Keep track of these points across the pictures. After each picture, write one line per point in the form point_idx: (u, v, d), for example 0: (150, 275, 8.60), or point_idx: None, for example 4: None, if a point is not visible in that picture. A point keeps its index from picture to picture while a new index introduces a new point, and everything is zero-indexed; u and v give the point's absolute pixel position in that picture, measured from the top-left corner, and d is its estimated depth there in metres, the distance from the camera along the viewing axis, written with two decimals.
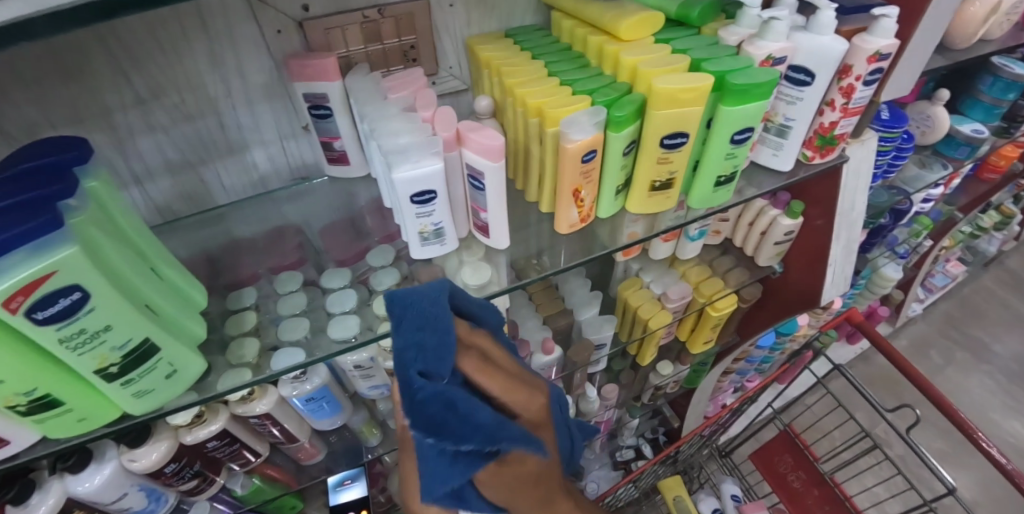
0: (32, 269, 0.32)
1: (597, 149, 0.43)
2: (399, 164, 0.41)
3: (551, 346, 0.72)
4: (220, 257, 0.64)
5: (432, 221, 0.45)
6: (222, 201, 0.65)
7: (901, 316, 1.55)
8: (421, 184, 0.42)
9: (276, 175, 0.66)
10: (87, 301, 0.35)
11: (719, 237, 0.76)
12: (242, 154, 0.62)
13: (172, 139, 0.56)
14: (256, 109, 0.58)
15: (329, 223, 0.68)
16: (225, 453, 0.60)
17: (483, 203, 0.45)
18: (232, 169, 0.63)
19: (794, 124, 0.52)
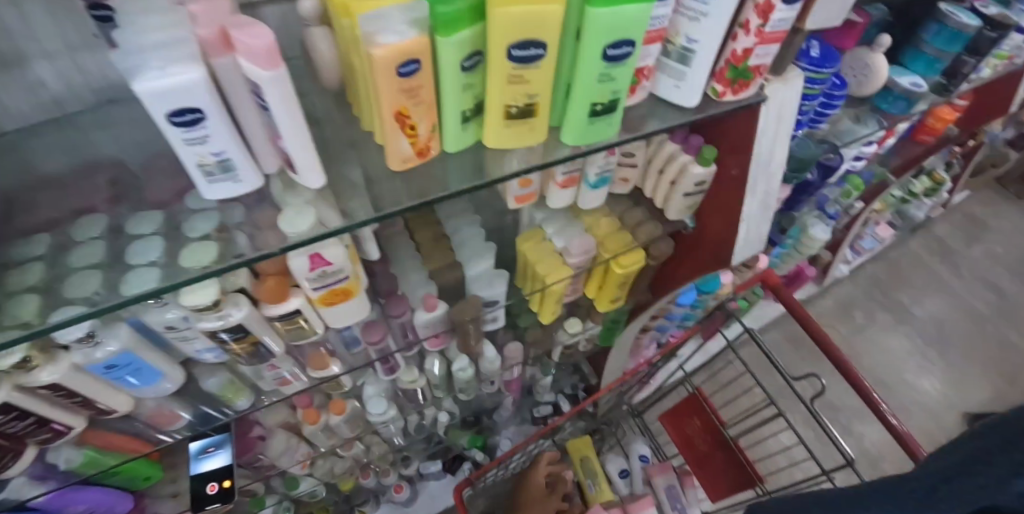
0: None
1: (422, 59, 0.32)
2: (139, 71, 0.30)
3: (432, 302, 0.64)
4: (14, 198, 0.50)
5: (211, 149, 0.36)
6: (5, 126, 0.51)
7: (829, 276, 1.56)
8: (176, 100, 0.31)
9: (77, 98, 0.51)
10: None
11: (627, 185, 0.66)
12: (23, 72, 0.46)
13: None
14: (27, 13, 0.42)
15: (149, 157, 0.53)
16: (19, 428, 0.50)
17: (276, 129, 0.36)
18: (15, 88, 0.47)
19: (698, 46, 0.43)
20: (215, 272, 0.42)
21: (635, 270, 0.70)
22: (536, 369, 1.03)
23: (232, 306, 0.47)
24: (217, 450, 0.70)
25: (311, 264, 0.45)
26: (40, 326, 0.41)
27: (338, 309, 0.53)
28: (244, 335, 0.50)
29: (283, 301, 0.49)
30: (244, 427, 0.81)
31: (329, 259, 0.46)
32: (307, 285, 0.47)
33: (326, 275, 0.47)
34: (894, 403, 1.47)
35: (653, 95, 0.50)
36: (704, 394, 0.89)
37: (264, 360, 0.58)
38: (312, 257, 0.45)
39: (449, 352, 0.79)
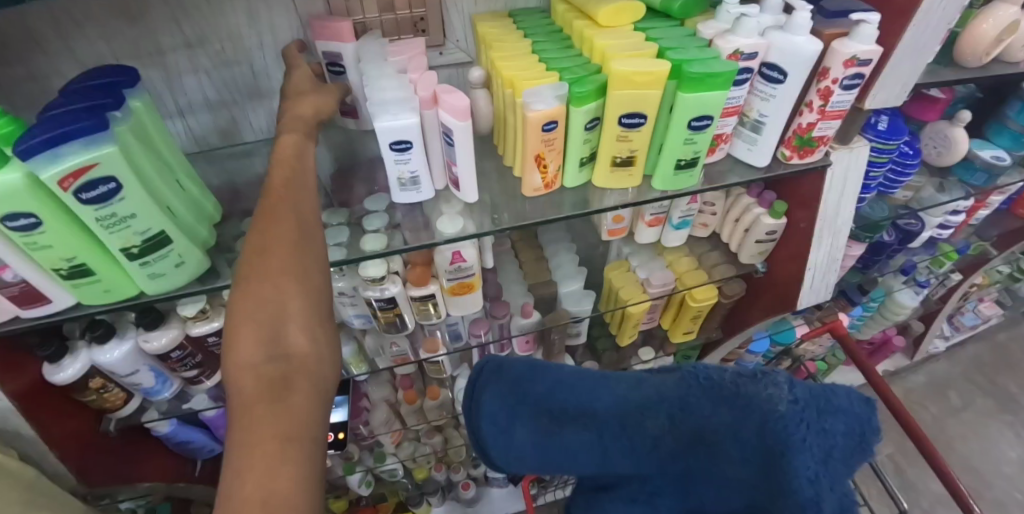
0: (76, 159, 0.40)
1: (558, 121, 0.47)
2: (380, 115, 0.46)
3: (529, 311, 0.77)
4: (244, 189, 0.69)
5: (409, 168, 0.49)
6: (249, 138, 0.73)
7: (921, 350, 1.50)
8: (397, 135, 0.46)
9: None
10: (120, 190, 0.44)
11: (707, 230, 0.77)
12: (269, 100, 0.68)
13: (212, 80, 0.64)
14: (283, 62, 0.64)
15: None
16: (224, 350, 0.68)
17: (454, 157, 0.49)
18: (262, 112, 0.70)
19: (767, 120, 0.54)
20: (383, 254, 0.56)
21: (707, 305, 0.80)
22: None
23: (390, 282, 0.61)
24: (337, 407, 0.88)
25: (452, 259, 0.60)
26: None
27: (461, 299, 0.67)
28: (393, 307, 0.63)
29: (425, 284, 0.63)
30: (357, 396, 0.95)
31: (466, 257, 0.61)
32: (444, 276, 0.62)
33: (460, 269, 0.62)
34: (989, 497, 1.36)
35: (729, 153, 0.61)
36: None
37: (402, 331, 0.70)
38: (453, 254, 0.60)
39: None
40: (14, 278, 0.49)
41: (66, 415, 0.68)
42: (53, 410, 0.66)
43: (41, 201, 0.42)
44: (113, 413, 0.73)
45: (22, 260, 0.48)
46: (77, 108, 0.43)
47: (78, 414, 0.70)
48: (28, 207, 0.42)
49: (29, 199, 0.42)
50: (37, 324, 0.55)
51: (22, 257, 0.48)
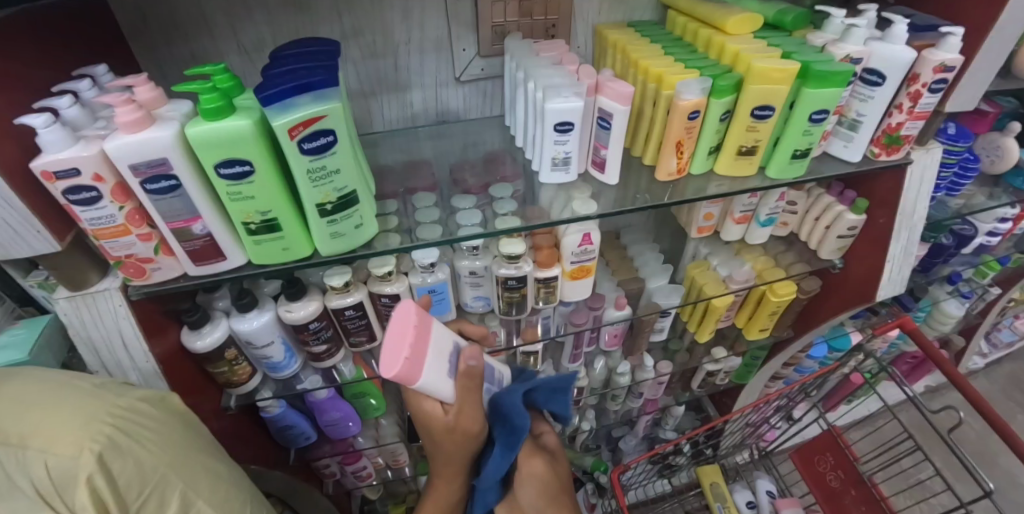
0: (309, 110, 0.47)
1: (700, 111, 0.55)
2: (552, 98, 0.53)
3: (623, 302, 0.82)
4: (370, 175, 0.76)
5: (564, 149, 0.57)
6: (375, 129, 0.80)
7: (961, 367, 1.54)
8: (564, 115, 0.53)
9: (424, 114, 0.79)
10: (333, 144, 0.50)
11: (786, 229, 0.83)
12: (404, 93, 0.75)
13: (359, 71, 0.70)
14: (424, 58, 0.71)
15: (457, 163, 0.79)
16: (354, 325, 0.72)
17: (606, 140, 0.57)
18: (394, 104, 0.76)
19: (864, 119, 0.62)
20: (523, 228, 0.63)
21: (787, 300, 0.85)
22: (670, 397, 1.14)
23: (524, 262, 0.67)
24: None
25: (581, 241, 0.66)
26: (408, 244, 0.64)
27: (577, 284, 0.72)
28: (522, 287, 0.69)
29: (551, 267, 0.68)
30: None
31: (592, 240, 0.67)
32: (569, 258, 0.68)
33: (584, 253, 0.68)
34: None
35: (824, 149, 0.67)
36: (839, 430, 0.95)
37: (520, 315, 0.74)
38: (583, 236, 0.66)
39: (612, 357, 0.95)
40: (201, 231, 0.55)
41: (197, 387, 0.73)
42: (187, 376, 0.70)
43: (260, 150, 0.49)
44: (233, 389, 0.77)
45: (215, 213, 0.54)
46: (302, 67, 0.50)
47: (206, 387, 0.74)
48: (248, 154, 0.49)
49: (253, 145, 0.48)
50: (197, 284, 0.61)
51: (216, 210, 0.54)
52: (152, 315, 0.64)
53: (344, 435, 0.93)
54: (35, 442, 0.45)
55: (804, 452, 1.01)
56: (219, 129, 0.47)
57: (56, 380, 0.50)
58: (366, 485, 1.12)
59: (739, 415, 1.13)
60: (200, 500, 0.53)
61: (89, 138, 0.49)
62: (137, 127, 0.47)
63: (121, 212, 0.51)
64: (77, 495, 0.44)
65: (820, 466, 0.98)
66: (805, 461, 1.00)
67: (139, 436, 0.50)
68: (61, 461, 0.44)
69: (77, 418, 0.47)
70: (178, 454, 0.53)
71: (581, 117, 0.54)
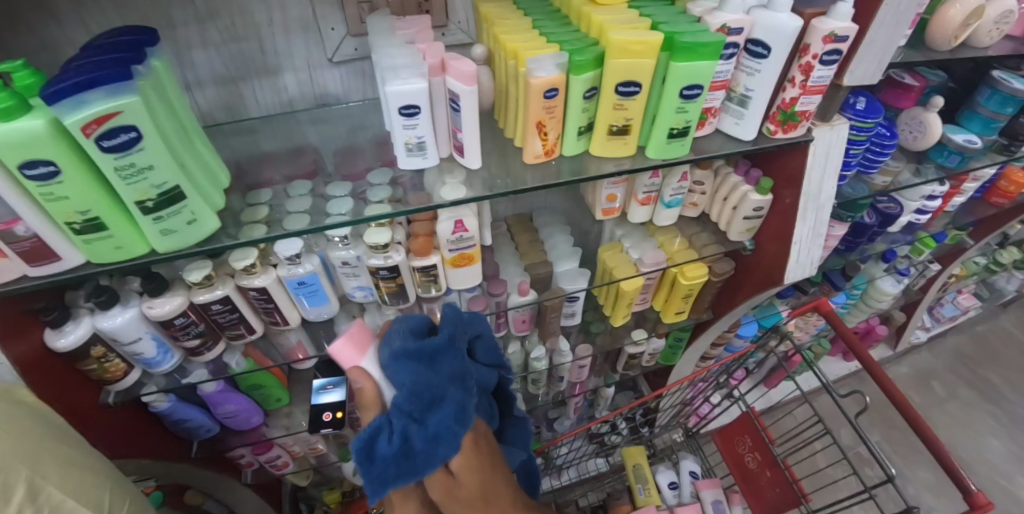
0: (102, 106, 0.42)
1: (559, 89, 0.50)
2: (391, 80, 0.50)
3: (525, 289, 0.80)
4: (248, 164, 0.72)
5: (415, 133, 0.55)
6: (254, 115, 0.74)
7: (904, 341, 1.57)
8: (407, 98, 0.51)
9: (302, 99, 0.74)
10: (139, 140, 0.45)
11: (696, 210, 0.79)
12: (276, 77, 0.70)
13: (222, 55, 0.65)
14: (290, 39, 0.66)
15: (343, 146, 0.75)
16: (227, 318, 0.70)
17: (459, 123, 0.54)
18: (267, 88, 0.71)
19: (753, 94, 0.57)
20: (388, 214, 0.61)
21: (699, 282, 0.83)
22: (598, 379, 1.12)
23: (394, 251, 0.65)
24: (334, 388, 0.90)
25: (454, 228, 0.63)
26: (273, 232, 0.62)
27: (461, 271, 0.70)
28: (395, 276, 0.66)
29: (427, 255, 0.66)
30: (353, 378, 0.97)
31: (468, 227, 0.64)
32: (446, 245, 0.66)
33: (462, 240, 0.65)
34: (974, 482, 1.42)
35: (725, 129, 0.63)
36: (756, 412, 0.94)
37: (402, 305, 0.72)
38: (456, 223, 0.63)
39: (528, 340, 0.93)
40: (25, 232, 0.49)
41: (71, 388, 0.68)
42: (58, 378, 0.66)
43: (60, 147, 0.44)
44: (111, 386, 0.73)
45: (34, 211, 0.48)
46: (111, 59, 0.46)
47: (82, 386, 0.70)
48: (45, 153, 0.43)
49: (52, 144, 0.43)
50: (45, 284, 0.55)
51: (36, 211, 0.48)
52: (13, 318, 0.58)
53: (248, 425, 0.93)
54: None
55: (726, 432, 1.00)
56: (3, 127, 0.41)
57: None
58: (289, 472, 1.11)
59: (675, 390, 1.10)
60: (51, 485, 0.54)
61: None
62: None
63: None
64: None
65: (740, 448, 0.97)
66: (726, 441, 0.99)
67: None
68: None
69: None
70: (24, 437, 0.53)
71: (428, 100, 0.52)
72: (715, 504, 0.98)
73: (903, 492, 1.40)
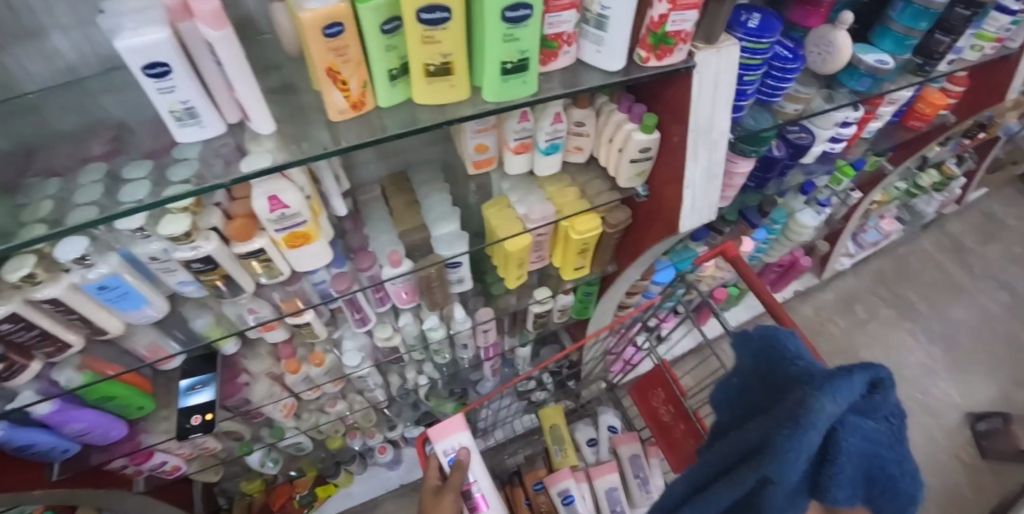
0: None
1: (344, 23, 0.39)
2: (117, 31, 0.38)
3: (397, 259, 0.69)
4: (38, 150, 0.58)
5: (178, 98, 0.43)
6: (29, 87, 0.56)
7: (827, 268, 1.60)
8: (145, 55, 0.39)
9: (86, 65, 0.57)
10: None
11: (582, 154, 0.69)
12: (42, 41, 0.52)
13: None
14: None
15: (151, 115, 0.58)
16: (26, 338, 0.58)
17: (229, 80, 0.44)
18: (35, 55, 0.53)
19: (610, 12, 0.46)
20: (193, 192, 0.48)
21: (591, 235, 0.74)
22: (512, 339, 1.05)
23: (203, 239, 0.55)
24: (204, 387, 0.80)
25: (271, 205, 0.52)
26: (58, 229, 0.49)
27: (302, 252, 0.60)
28: (214, 267, 0.57)
29: (250, 239, 0.56)
30: (233, 370, 0.86)
31: (288, 202, 0.53)
32: (269, 225, 0.55)
33: (285, 217, 0.54)
34: None
35: (596, 69, 0.52)
36: (667, 364, 0.90)
37: (236, 295, 0.65)
38: (271, 199, 0.52)
39: (421, 310, 0.84)
40: None
41: None
42: None
43: None
44: None
45: None
46: None
47: None
48: None
49: None
50: None
51: None
52: None
53: (108, 437, 0.82)
54: None
55: (641, 386, 0.97)
56: None
57: None
58: (188, 472, 1.03)
59: (593, 345, 1.05)
60: None
61: None
62: None
63: None
64: None
65: (655, 401, 0.93)
66: (641, 396, 0.96)
67: None
68: None
69: None
70: None
71: (179, 55, 0.40)
72: (632, 459, 0.98)
73: None
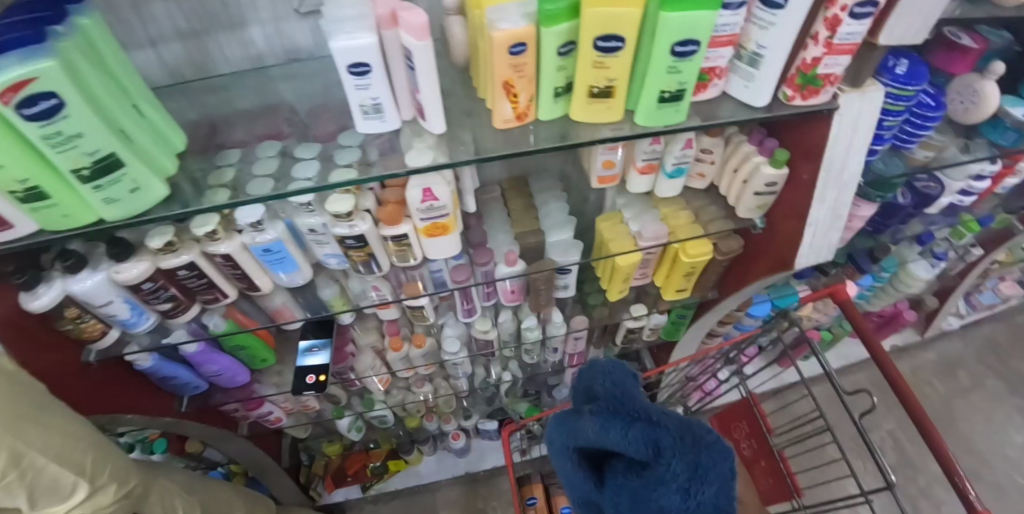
0: (14, 72, 0.39)
1: (528, 44, 0.43)
2: (335, 33, 0.44)
3: (513, 259, 0.74)
4: (221, 124, 0.68)
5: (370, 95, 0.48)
6: (225, 70, 0.69)
7: (932, 326, 1.48)
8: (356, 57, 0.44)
9: (272, 53, 0.68)
10: (62, 108, 0.43)
11: (704, 181, 0.71)
12: (241, 31, 0.64)
13: (183, 10, 0.59)
14: None
15: (317, 104, 0.68)
16: (196, 284, 0.68)
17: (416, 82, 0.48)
18: (233, 44, 0.66)
19: (766, 52, 0.49)
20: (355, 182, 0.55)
21: (702, 260, 0.76)
22: (597, 351, 1.08)
23: (360, 219, 0.61)
24: (319, 350, 0.86)
25: (424, 197, 0.59)
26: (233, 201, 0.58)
27: (439, 242, 0.66)
28: (364, 245, 0.64)
29: (398, 224, 0.62)
30: (343, 340, 0.94)
31: (438, 196, 0.59)
32: (417, 215, 0.61)
33: (432, 209, 0.61)
34: (989, 478, 1.36)
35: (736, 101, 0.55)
36: (755, 399, 0.90)
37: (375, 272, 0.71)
38: (425, 192, 0.58)
39: (520, 310, 0.88)
40: None
41: (48, 347, 0.68)
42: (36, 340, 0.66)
43: None
44: (92, 345, 0.73)
45: None
46: (8, 23, 0.43)
47: (60, 345, 0.70)
48: None
49: None
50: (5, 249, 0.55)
51: None
52: None
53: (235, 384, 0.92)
54: None
55: (722, 417, 0.97)
56: None
57: None
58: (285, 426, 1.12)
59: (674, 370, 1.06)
60: (34, 450, 0.55)
61: None
62: None
63: None
64: None
65: (736, 433, 0.93)
66: (722, 426, 0.95)
67: None
68: None
69: None
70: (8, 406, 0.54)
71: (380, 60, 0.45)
72: None
73: (913, 484, 1.34)
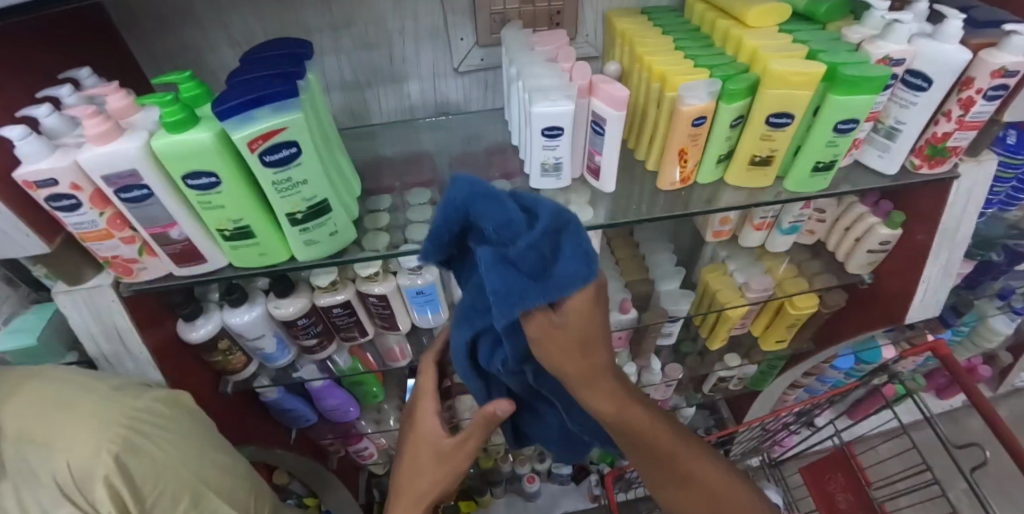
0: (269, 122, 0.44)
1: (707, 116, 0.49)
2: (539, 99, 0.48)
3: (628, 307, 0.77)
4: (366, 169, 0.72)
5: (556, 155, 0.52)
6: (374, 120, 0.76)
7: (1004, 382, 1.46)
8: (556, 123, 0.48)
9: (423, 107, 0.75)
10: (298, 156, 0.48)
11: (813, 237, 0.76)
12: (401, 85, 0.71)
13: (352, 62, 0.67)
14: (420, 48, 0.66)
15: (458, 155, 0.74)
16: (344, 321, 0.72)
17: (600, 146, 0.52)
18: (391, 95, 0.72)
19: (904, 127, 0.55)
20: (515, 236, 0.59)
21: (807, 313, 0.79)
22: (681, 398, 1.10)
23: None
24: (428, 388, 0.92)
25: None
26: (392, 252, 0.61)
27: None
28: None
29: None
30: None
31: None
32: None
33: None
34: None
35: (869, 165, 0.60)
36: (851, 449, 0.90)
37: None
38: None
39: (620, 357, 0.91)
40: (178, 235, 0.53)
41: (196, 372, 0.73)
42: (185, 364, 0.71)
43: (225, 162, 0.47)
44: (232, 376, 0.78)
45: (190, 220, 0.52)
46: (259, 76, 0.46)
47: (204, 373, 0.75)
48: (212, 166, 0.47)
49: (218, 157, 0.46)
50: (187, 282, 0.60)
51: (192, 218, 0.52)
52: (147, 309, 0.63)
53: (345, 419, 0.95)
54: (58, 444, 0.46)
55: (812, 468, 0.97)
56: (179, 142, 0.44)
57: (75, 382, 0.51)
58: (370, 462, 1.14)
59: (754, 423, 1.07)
60: (212, 495, 0.55)
61: (68, 146, 0.47)
62: (105, 138, 0.45)
63: (102, 217, 0.50)
64: (97, 489, 0.46)
65: (831, 485, 0.93)
66: (814, 477, 0.95)
67: (155, 437, 0.51)
68: (81, 461, 0.46)
69: (95, 422, 0.48)
70: (191, 452, 0.54)
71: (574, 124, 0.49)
72: None
73: None
